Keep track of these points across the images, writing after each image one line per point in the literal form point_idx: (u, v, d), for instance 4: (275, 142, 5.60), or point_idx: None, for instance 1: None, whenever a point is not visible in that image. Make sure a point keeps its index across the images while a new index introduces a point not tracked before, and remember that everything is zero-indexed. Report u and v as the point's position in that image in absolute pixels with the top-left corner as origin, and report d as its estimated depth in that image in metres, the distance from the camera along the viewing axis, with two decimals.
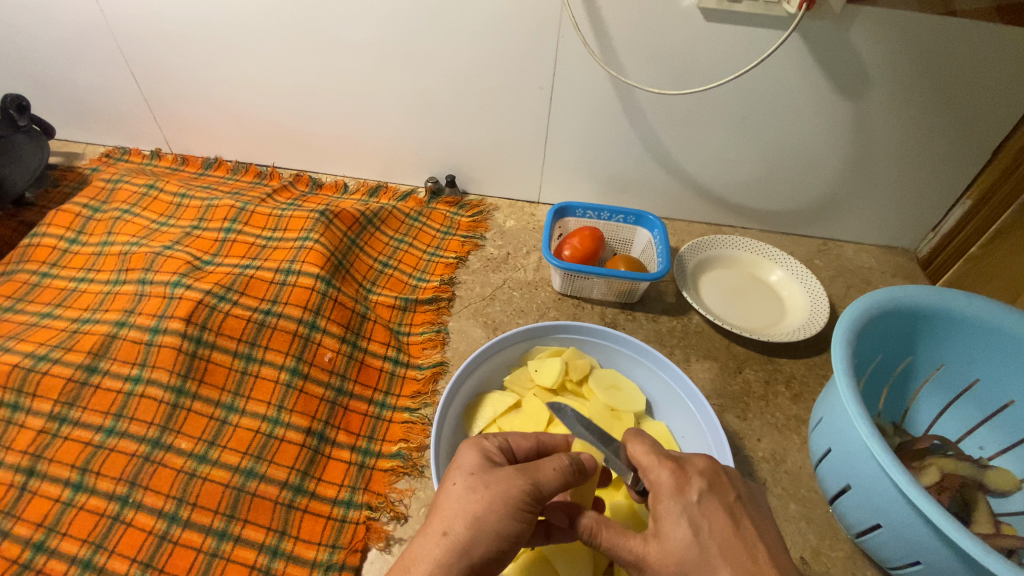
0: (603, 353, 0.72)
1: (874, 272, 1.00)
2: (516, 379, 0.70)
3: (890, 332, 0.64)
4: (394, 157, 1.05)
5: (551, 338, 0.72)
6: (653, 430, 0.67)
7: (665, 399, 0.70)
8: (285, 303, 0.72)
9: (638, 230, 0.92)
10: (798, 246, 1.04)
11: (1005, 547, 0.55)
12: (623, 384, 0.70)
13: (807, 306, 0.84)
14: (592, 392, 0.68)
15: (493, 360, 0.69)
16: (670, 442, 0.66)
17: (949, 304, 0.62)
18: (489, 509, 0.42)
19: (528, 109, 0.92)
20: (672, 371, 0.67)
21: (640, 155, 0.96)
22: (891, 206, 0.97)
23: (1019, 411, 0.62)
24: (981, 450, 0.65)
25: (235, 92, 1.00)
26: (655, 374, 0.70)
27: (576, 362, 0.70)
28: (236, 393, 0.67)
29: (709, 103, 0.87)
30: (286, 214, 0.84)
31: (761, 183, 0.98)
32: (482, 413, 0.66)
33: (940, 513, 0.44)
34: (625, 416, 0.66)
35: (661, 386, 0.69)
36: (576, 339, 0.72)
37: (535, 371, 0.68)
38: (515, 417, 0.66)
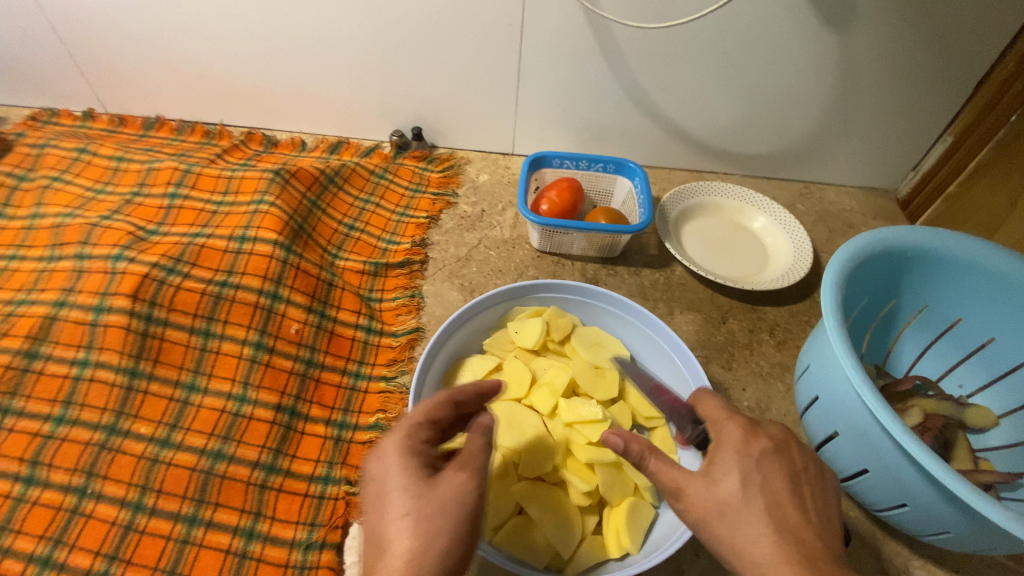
0: (585, 311, 0.70)
1: (856, 215, 0.97)
2: (495, 342, 0.67)
3: (875, 276, 0.62)
4: (355, 109, 0.97)
5: (530, 297, 0.69)
6: (638, 387, 0.65)
7: (649, 354, 0.68)
8: (242, 273, 0.66)
9: (618, 179, 0.87)
10: (780, 191, 1.00)
11: (984, 483, 0.56)
12: (606, 340, 0.67)
13: (789, 252, 0.82)
14: (575, 350, 0.66)
15: (471, 323, 0.66)
16: (655, 397, 0.65)
17: (936, 245, 0.60)
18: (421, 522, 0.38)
19: (498, 50, 0.85)
20: (654, 323, 0.65)
21: (618, 96, 0.90)
22: (874, 145, 0.95)
23: (999, 348, 0.62)
24: (960, 388, 0.65)
25: (170, 42, 0.89)
26: (639, 331, 0.68)
27: (557, 321, 0.67)
28: (195, 372, 0.62)
29: (691, 41, 0.82)
30: (237, 175, 0.77)
31: (742, 125, 0.94)
32: (462, 378, 0.64)
33: (932, 457, 0.44)
34: (609, 372, 0.65)
35: (646, 341, 0.67)
36: (557, 298, 0.69)
37: (515, 333, 0.66)
38: (497, 381, 0.64)
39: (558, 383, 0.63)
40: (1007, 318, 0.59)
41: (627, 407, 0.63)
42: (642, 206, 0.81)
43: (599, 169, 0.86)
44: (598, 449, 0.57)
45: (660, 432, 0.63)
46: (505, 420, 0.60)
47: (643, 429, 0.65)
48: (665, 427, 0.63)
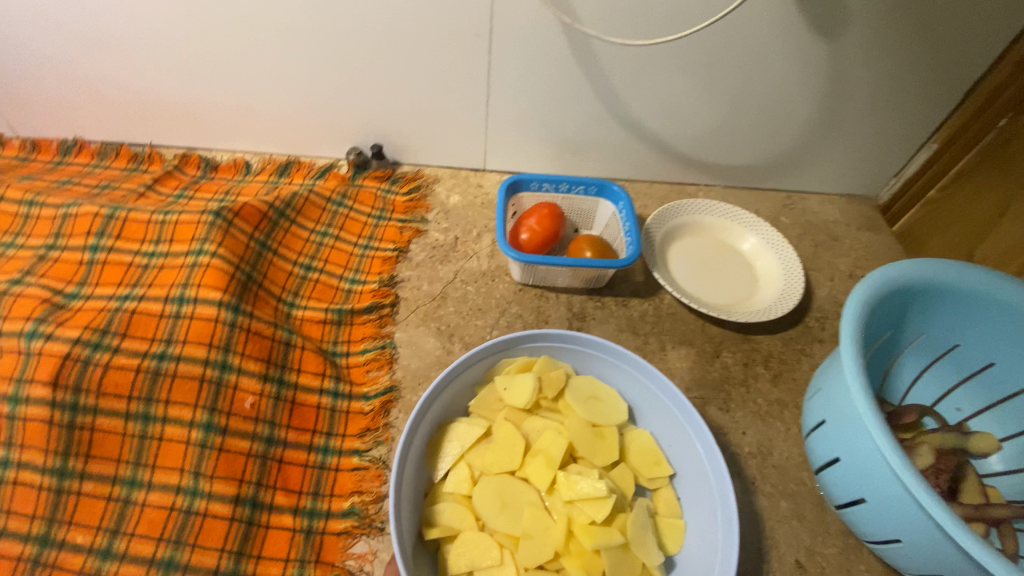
0: (577, 359, 0.64)
1: (839, 225, 0.94)
2: (481, 402, 0.60)
3: (882, 314, 0.59)
4: (305, 124, 0.87)
5: (519, 349, 0.62)
6: (637, 442, 0.61)
7: (649, 405, 0.62)
8: (183, 341, 0.57)
9: (601, 202, 0.81)
10: (763, 203, 0.95)
11: (995, 518, 0.54)
12: (602, 392, 0.62)
13: (779, 273, 0.79)
14: (570, 407, 0.60)
15: (455, 383, 0.60)
16: (655, 454, 0.60)
17: (945, 278, 0.57)
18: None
19: (465, 63, 0.77)
20: (651, 372, 0.60)
21: (597, 110, 0.83)
22: (859, 154, 0.91)
23: (999, 373, 0.61)
24: (958, 411, 0.64)
25: (82, 56, 0.77)
26: (635, 379, 0.62)
27: (549, 375, 0.61)
28: (136, 464, 0.54)
29: (677, 53, 0.75)
30: (170, 218, 0.66)
31: (728, 137, 0.88)
32: (447, 450, 0.58)
33: (976, 541, 0.41)
34: (608, 432, 0.59)
35: (642, 390, 0.62)
36: (547, 348, 0.63)
37: (504, 391, 0.60)
38: (486, 450, 0.58)
39: (555, 451, 0.57)
40: (1010, 344, 0.59)
41: (628, 469, 0.59)
42: (627, 233, 0.76)
43: (580, 192, 0.80)
44: (605, 530, 0.53)
45: (663, 494, 0.59)
46: (498, 499, 0.55)
47: (645, 489, 0.60)
48: (668, 487, 0.59)
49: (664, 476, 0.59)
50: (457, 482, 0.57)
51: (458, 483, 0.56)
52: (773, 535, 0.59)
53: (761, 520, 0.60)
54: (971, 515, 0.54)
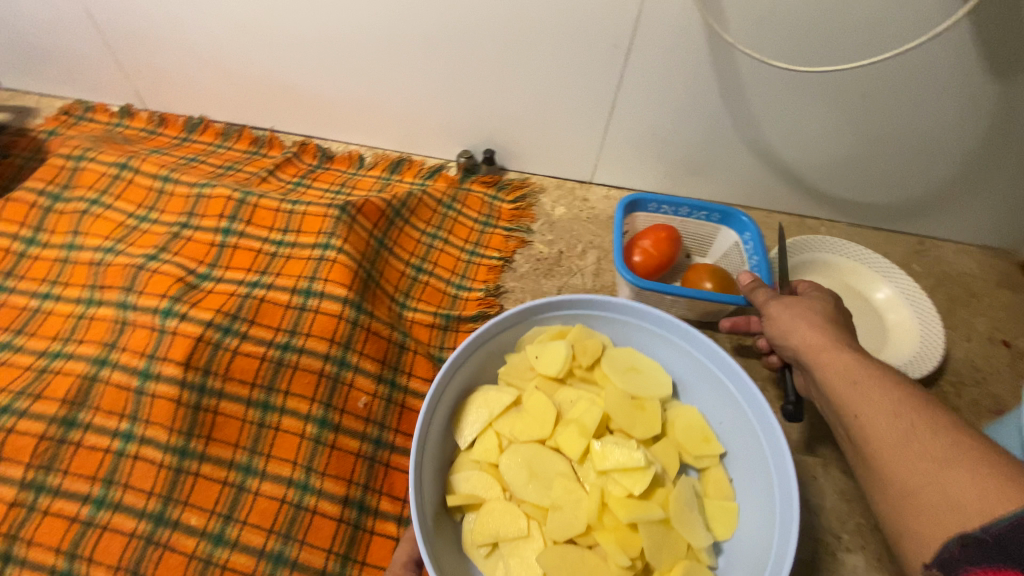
0: (616, 329, 0.59)
1: (976, 280, 0.85)
2: (510, 370, 0.57)
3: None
4: (421, 123, 0.87)
5: (549, 316, 0.57)
6: (683, 416, 0.56)
7: (694, 377, 0.57)
8: (307, 334, 0.58)
9: (722, 230, 0.77)
10: (891, 246, 0.88)
11: None
12: (641, 364, 0.57)
13: (915, 327, 0.72)
14: (606, 377, 0.56)
15: (483, 352, 0.56)
16: (704, 431, 0.55)
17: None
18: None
19: (597, 75, 0.74)
20: (707, 350, 0.53)
21: (726, 133, 0.79)
22: (1013, 206, 0.82)
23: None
24: None
25: (222, 40, 0.79)
26: (683, 352, 0.56)
27: (583, 342, 0.56)
28: (252, 451, 0.55)
29: (830, 83, 0.70)
30: (299, 209, 0.67)
31: (864, 173, 0.81)
32: (475, 415, 0.55)
33: None
34: (650, 405, 0.55)
35: (691, 366, 0.56)
36: (581, 316, 0.58)
37: (536, 358, 0.56)
38: (516, 417, 0.55)
39: (589, 422, 0.54)
40: None
41: (671, 445, 0.54)
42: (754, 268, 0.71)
43: (702, 218, 0.76)
44: (642, 506, 0.50)
45: (712, 474, 0.54)
46: (528, 470, 0.53)
47: (690, 468, 0.56)
48: (718, 466, 0.54)
49: (714, 454, 0.54)
50: (486, 450, 0.55)
51: (487, 452, 0.54)
52: None
53: None
54: None
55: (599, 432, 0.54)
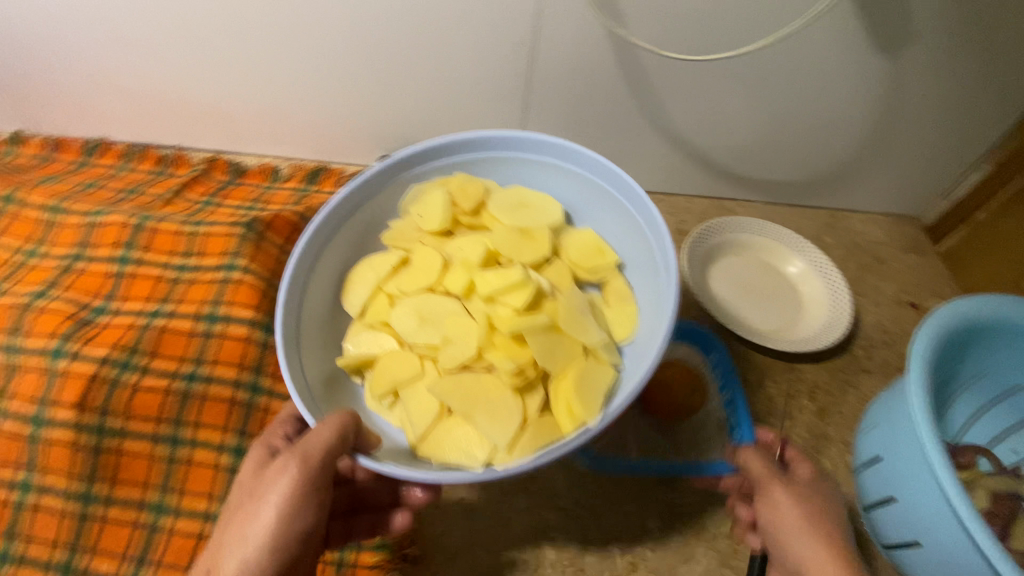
0: (498, 175, 0.60)
1: (884, 247, 0.89)
2: (397, 233, 0.58)
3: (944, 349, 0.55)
4: (336, 131, 0.84)
5: (426, 170, 0.59)
6: (575, 241, 0.58)
7: (586, 197, 0.59)
8: (214, 362, 0.56)
9: (674, 384, 0.67)
10: (805, 220, 0.91)
11: None
12: (530, 198, 0.59)
13: (825, 302, 0.75)
14: (493, 216, 0.58)
15: (354, 222, 0.57)
16: (598, 245, 0.58)
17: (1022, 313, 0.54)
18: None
19: (504, 72, 0.74)
20: (578, 157, 0.57)
21: (638, 122, 0.80)
22: (911, 175, 0.87)
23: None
24: (1014, 455, 0.61)
25: (110, 56, 0.75)
26: (565, 175, 0.58)
27: (464, 188, 0.58)
28: (164, 488, 0.53)
29: (731, 69, 0.72)
30: (201, 230, 0.65)
31: (773, 154, 0.84)
32: (362, 278, 0.57)
33: None
34: (538, 233, 0.57)
35: (574, 186, 0.59)
36: (461, 164, 0.59)
37: (420, 219, 0.58)
38: (406, 273, 0.57)
39: (472, 257, 0.56)
40: None
41: (560, 267, 0.57)
42: (727, 412, 0.67)
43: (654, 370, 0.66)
44: (527, 317, 0.52)
45: (613, 284, 0.57)
46: (416, 314, 0.55)
47: (593, 286, 0.58)
48: (618, 277, 0.57)
49: (607, 265, 0.57)
50: (377, 311, 0.57)
51: (377, 311, 0.56)
52: None
53: None
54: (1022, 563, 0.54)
55: (485, 265, 0.56)
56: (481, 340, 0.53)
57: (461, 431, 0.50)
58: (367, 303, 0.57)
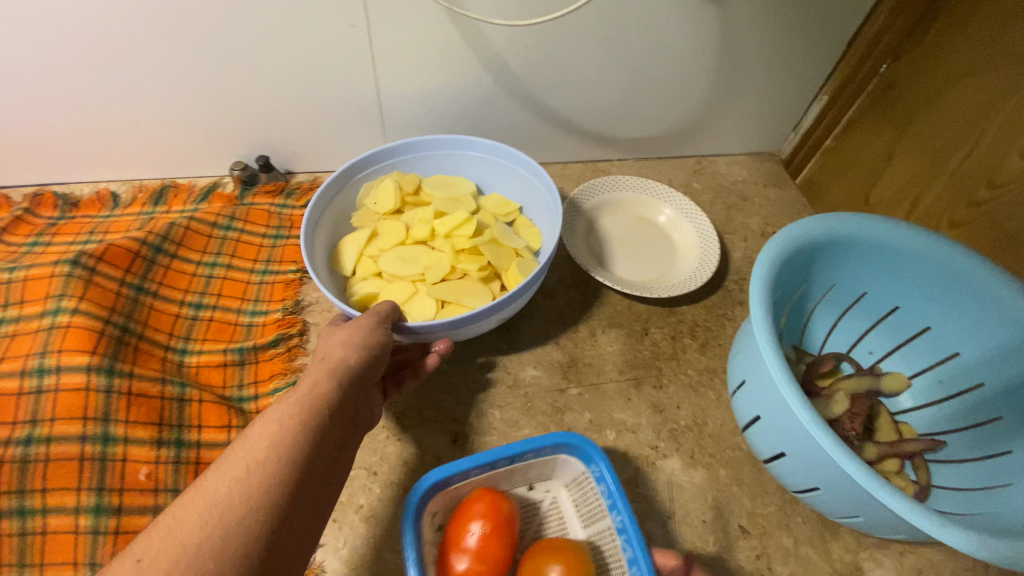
0: (422, 166, 0.77)
1: (748, 185, 0.95)
2: (361, 216, 0.74)
3: (789, 273, 0.60)
4: (177, 144, 0.78)
5: (370, 170, 0.75)
6: (491, 201, 0.76)
7: (488, 174, 0.78)
8: (53, 418, 0.54)
9: (559, 460, 0.55)
10: (674, 170, 0.95)
11: (908, 451, 0.58)
12: (450, 178, 0.77)
13: (694, 242, 0.79)
14: (429, 194, 0.75)
15: (330, 212, 0.72)
16: (505, 200, 0.76)
17: (849, 227, 0.59)
18: (238, 494, 0.35)
19: (345, 62, 0.71)
20: (476, 145, 0.75)
21: (496, 95, 0.79)
22: (761, 114, 0.92)
23: (904, 315, 0.63)
24: (870, 355, 0.67)
25: None
26: (471, 158, 0.77)
27: (405, 177, 0.75)
28: (21, 565, 0.51)
29: (571, 29, 0.72)
30: (18, 277, 0.61)
31: (633, 110, 0.86)
32: (349, 252, 0.71)
33: (894, 494, 0.41)
34: (464, 197, 0.75)
35: (479, 165, 0.77)
36: (392, 163, 0.76)
37: (374, 203, 0.73)
38: (379, 240, 0.72)
39: (426, 216, 0.73)
40: (911, 289, 0.61)
41: (485, 214, 0.74)
42: (622, 542, 0.49)
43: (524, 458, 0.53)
44: (477, 238, 0.70)
45: (520, 220, 0.75)
46: (400, 258, 0.70)
47: None
48: (523, 217, 0.76)
49: (515, 211, 0.75)
50: (366, 268, 0.71)
51: (366, 267, 0.70)
52: (717, 505, 0.59)
53: (706, 491, 0.60)
54: (886, 452, 0.58)
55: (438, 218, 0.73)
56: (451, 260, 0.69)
57: (459, 313, 0.64)
58: (357, 267, 0.71)
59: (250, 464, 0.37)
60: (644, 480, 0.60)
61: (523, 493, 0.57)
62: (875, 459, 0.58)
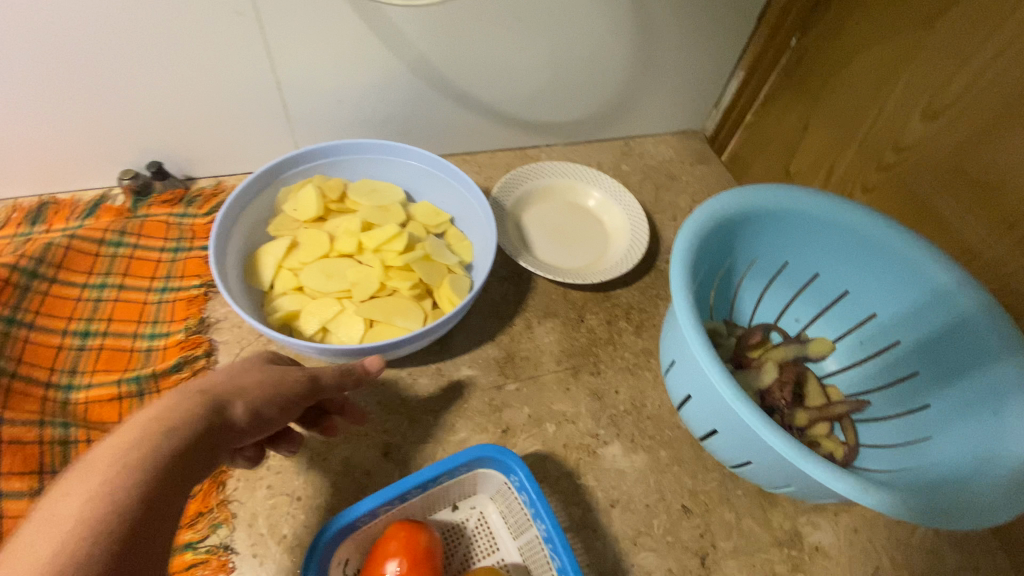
0: (347, 170, 0.72)
1: (675, 164, 0.95)
2: (279, 225, 0.67)
3: (710, 249, 0.59)
4: (50, 154, 0.69)
5: (292, 175, 0.69)
6: (421, 209, 0.72)
7: (417, 181, 0.74)
8: None
9: (483, 475, 0.52)
10: (603, 153, 0.94)
11: (836, 413, 0.59)
12: (378, 185, 0.72)
13: (626, 227, 0.79)
14: (356, 202, 0.69)
15: (245, 219, 0.65)
16: (437, 209, 0.72)
17: (765, 199, 0.59)
18: (64, 552, 0.28)
19: (235, 53, 0.65)
20: (405, 150, 0.70)
21: (411, 84, 0.75)
22: (683, 92, 0.92)
23: (822, 281, 0.65)
24: (797, 322, 0.68)
25: None
26: (399, 163, 0.72)
27: (328, 184, 0.69)
28: None
29: (479, 10, 0.69)
30: None
31: (556, 94, 0.84)
32: (266, 264, 0.64)
33: (816, 463, 0.42)
34: (392, 206, 0.70)
35: (408, 171, 0.73)
36: (315, 167, 0.70)
37: (295, 210, 0.67)
38: (300, 251, 0.65)
39: (351, 226, 0.67)
40: (827, 254, 0.62)
41: (416, 225, 0.70)
42: (551, 552, 0.48)
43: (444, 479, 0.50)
44: (408, 253, 0.64)
45: (452, 232, 0.72)
46: (325, 272, 0.63)
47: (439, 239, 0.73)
48: (454, 228, 0.72)
49: (445, 222, 0.72)
50: (285, 281, 0.63)
51: (286, 281, 0.63)
52: (659, 487, 0.59)
53: (647, 475, 0.60)
54: (816, 417, 0.59)
55: (365, 231, 0.67)
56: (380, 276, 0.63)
57: (391, 334, 0.59)
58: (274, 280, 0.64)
59: (126, 502, 0.31)
60: (586, 470, 0.59)
61: (446, 516, 0.54)
62: (806, 425, 0.59)
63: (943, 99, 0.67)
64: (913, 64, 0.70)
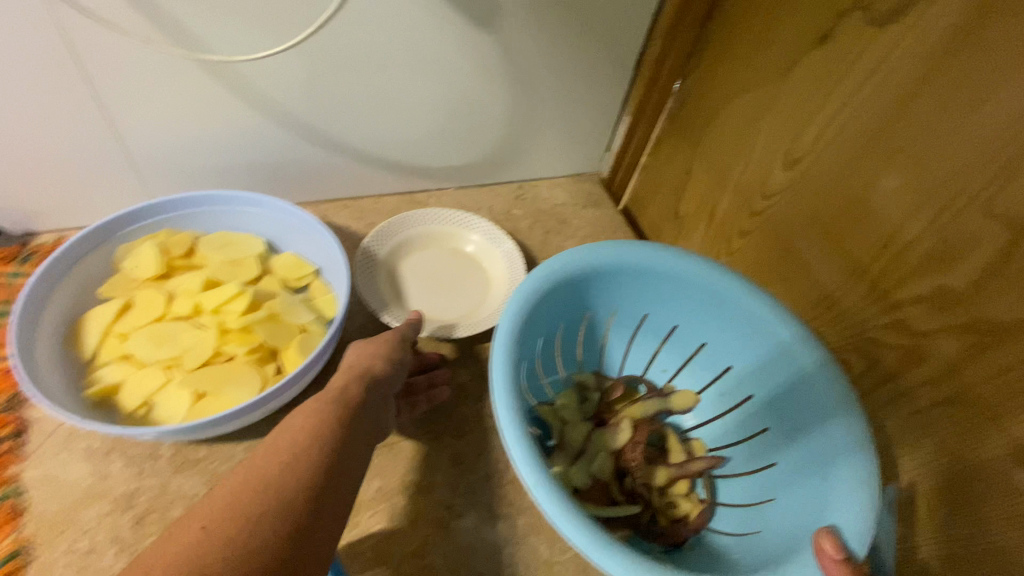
0: (199, 223, 0.69)
1: (568, 207, 0.95)
2: (115, 285, 0.63)
3: (550, 310, 0.59)
4: None
5: (132, 231, 0.66)
6: (282, 261, 0.68)
7: (279, 232, 0.70)
8: None
9: None
10: (495, 197, 0.93)
11: (694, 470, 0.56)
12: (235, 237, 0.68)
13: (507, 277, 0.76)
14: (205, 257, 0.66)
15: (70, 281, 0.62)
16: (300, 260, 0.68)
17: (603, 258, 0.59)
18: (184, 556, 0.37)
19: (59, 97, 0.61)
20: (260, 201, 0.68)
21: (273, 134, 0.72)
22: (574, 136, 0.92)
23: (682, 332, 0.64)
24: (665, 373, 0.66)
25: None
26: (257, 215, 0.69)
27: (172, 239, 0.66)
28: None
29: (336, 58, 0.67)
30: None
31: (437, 139, 0.83)
32: (91, 329, 0.60)
33: (615, 554, 0.42)
34: (246, 260, 0.66)
35: (268, 222, 0.69)
36: (162, 220, 0.67)
37: (135, 268, 0.63)
38: (131, 314, 0.61)
39: (193, 285, 0.62)
40: (681, 305, 0.62)
41: (271, 280, 0.66)
42: None
43: None
44: (250, 315, 0.60)
45: (315, 283, 0.67)
46: (154, 338, 0.58)
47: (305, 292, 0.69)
48: (319, 279, 0.68)
49: (309, 273, 0.68)
50: (112, 349, 0.59)
51: (111, 349, 0.59)
52: (513, 560, 0.56)
53: (501, 547, 0.56)
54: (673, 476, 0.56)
55: (209, 289, 0.63)
56: (216, 342, 0.59)
57: (218, 407, 0.55)
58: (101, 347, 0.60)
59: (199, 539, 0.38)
60: (434, 546, 0.56)
61: None
62: (665, 485, 0.56)
63: (800, 148, 0.67)
64: (773, 112, 0.70)
